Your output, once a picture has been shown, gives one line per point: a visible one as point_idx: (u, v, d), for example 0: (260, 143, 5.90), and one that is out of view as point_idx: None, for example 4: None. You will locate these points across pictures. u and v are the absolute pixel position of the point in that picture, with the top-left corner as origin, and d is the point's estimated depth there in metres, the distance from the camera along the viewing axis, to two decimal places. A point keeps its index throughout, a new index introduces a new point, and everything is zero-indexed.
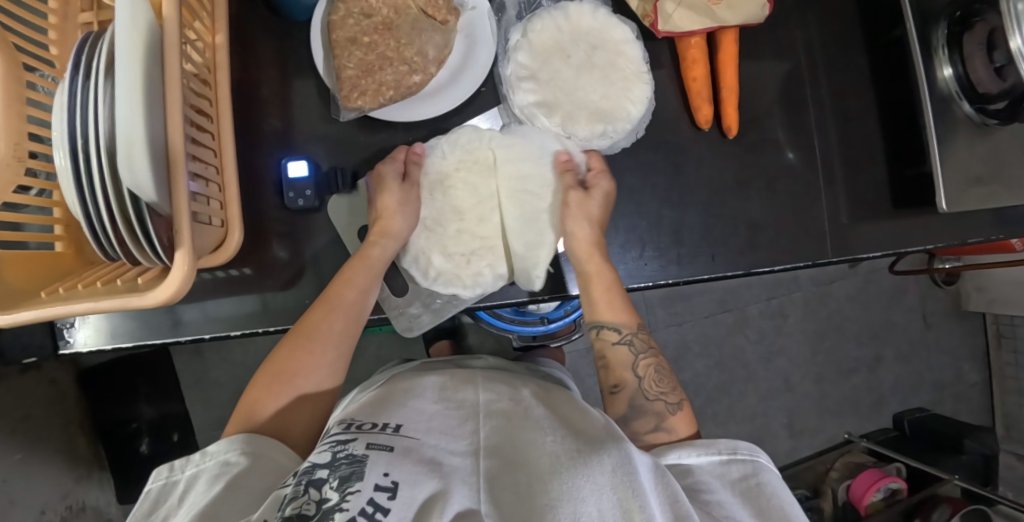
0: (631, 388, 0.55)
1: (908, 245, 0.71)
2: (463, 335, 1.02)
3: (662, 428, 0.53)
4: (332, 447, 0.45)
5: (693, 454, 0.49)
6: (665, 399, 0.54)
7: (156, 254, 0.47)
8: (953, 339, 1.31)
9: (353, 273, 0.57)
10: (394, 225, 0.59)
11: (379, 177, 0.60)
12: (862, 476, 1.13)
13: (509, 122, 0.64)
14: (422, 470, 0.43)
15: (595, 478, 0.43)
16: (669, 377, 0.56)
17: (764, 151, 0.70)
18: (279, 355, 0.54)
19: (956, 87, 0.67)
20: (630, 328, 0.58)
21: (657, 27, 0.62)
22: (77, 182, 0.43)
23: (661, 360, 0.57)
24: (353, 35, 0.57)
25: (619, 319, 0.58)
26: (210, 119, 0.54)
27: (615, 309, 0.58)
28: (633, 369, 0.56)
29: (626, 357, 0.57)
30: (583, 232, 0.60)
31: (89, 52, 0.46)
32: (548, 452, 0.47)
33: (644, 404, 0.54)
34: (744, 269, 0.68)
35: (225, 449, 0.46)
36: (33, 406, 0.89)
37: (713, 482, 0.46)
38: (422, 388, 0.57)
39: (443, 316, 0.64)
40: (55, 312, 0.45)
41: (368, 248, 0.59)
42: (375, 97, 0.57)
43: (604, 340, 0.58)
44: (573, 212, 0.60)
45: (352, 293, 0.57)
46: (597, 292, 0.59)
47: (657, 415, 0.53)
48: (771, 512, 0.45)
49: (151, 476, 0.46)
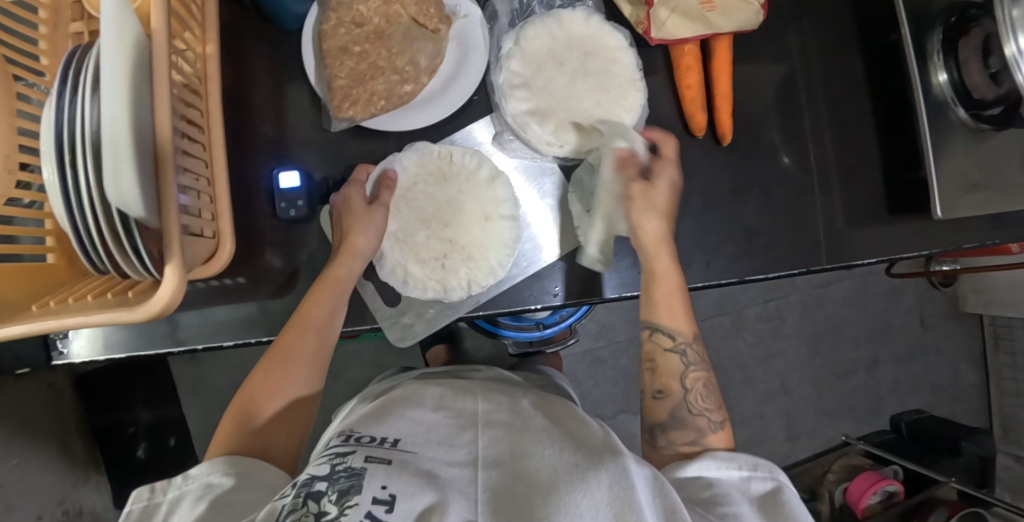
0: (677, 398, 0.55)
1: (903, 251, 0.71)
2: (459, 340, 1.02)
3: (700, 443, 0.54)
4: (332, 459, 0.46)
5: (713, 467, 0.50)
6: (708, 416, 0.55)
7: (145, 268, 0.46)
8: (950, 341, 1.31)
9: (315, 291, 0.57)
10: (359, 241, 0.58)
11: (345, 200, 0.59)
12: (859, 478, 1.12)
13: (502, 130, 0.63)
14: (419, 482, 0.43)
15: (591, 494, 0.43)
16: (715, 394, 0.57)
17: (759, 157, 0.70)
18: (255, 379, 0.54)
19: (951, 93, 0.67)
20: (685, 337, 0.58)
21: (650, 35, 0.62)
22: (65, 196, 0.43)
23: (710, 375, 0.58)
24: (345, 44, 0.57)
25: (676, 325, 0.58)
26: (201, 130, 0.54)
27: (673, 314, 0.58)
28: (681, 379, 0.56)
29: (676, 365, 0.57)
30: (651, 225, 0.58)
31: (78, 65, 0.46)
32: (546, 463, 0.47)
33: (686, 416, 0.55)
34: (738, 276, 0.68)
35: (208, 471, 0.46)
36: (29, 412, 0.89)
37: (734, 495, 0.48)
38: (421, 398, 0.57)
39: (437, 326, 0.63)
40: (45, 327, 0.45)
41: (334, 268, 0.57)
42: (367, 107, 0.57)
43: (656, 343, 0.58)
44: (639, 204, 0.59)
45: (320, 311, 0.57)
46: (660, 292, 0.58)
47: (698, 430, 0.54)
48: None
49: (130, 498, 0.45)
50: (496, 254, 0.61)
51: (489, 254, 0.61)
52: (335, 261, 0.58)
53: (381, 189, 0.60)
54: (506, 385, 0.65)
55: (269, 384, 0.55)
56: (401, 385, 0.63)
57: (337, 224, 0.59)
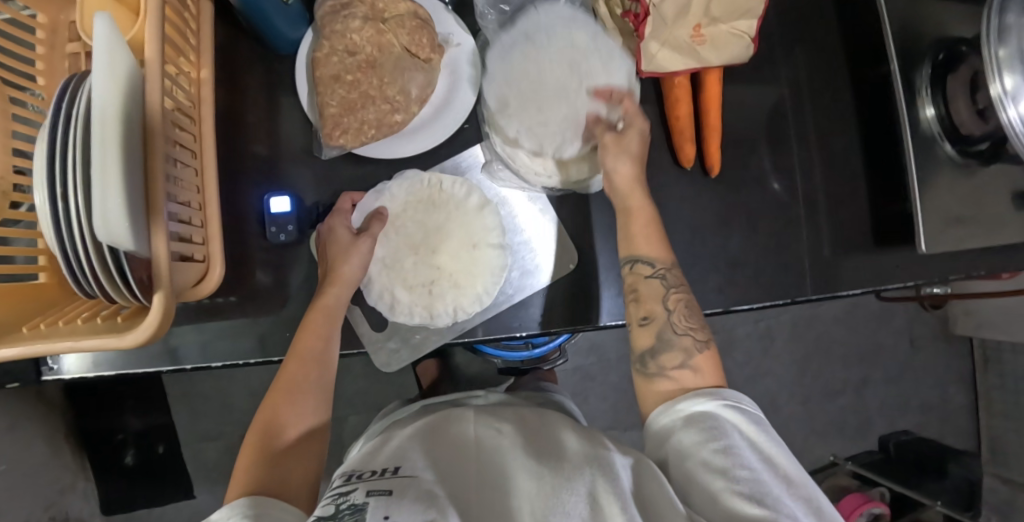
0: (660, 322, 0.57)
1: (888, 282, 0.71)
2: (449, 355, 1.02)
3: (689, 365, 0.55)
4: (335, 500, 0.46)
5: (699, 399, 0.52)
6: (692, 335, 0.56)
7: (132, 294, 0.47)
8: (939, 362, 1.31)
9: (308, 323, 0.57)
10: (344, 270, 0.59)
11: (330, 231, 0.60)
12: (846, 499, 1.13)
13: (491, 159, 0.64)
14: (419, 505, 0.43)
15: (578, 490, 0.45)
16: (698, 314, 0.58)
17: (747, 187, 0.70)
18: (262, 416, 0.55)
19: (938, 129, 0.68)
20: (664, 263, 0.59)
21: (640, 68, 0.62)
22: (57, 225, 0.43)
23: (691, 296, 0.58)
24: (337, 73, 0.57)
25: (653, 253, 0.59)
26: (193, 155, 0.54)
27: (650, 243, 0.59)
28: (663, 303, 0.57)
29: (659, 290, 0.58)
30: (624, 169, 0.59)
31: (72, 93, 0.46)
32: (532, 475, 0.47)
33: (672, 337, 0.56)
34: (724, 306, 0.68)
35: (228, 515, 0.44)
36: (19, 419, 0.89)
37: (722, 424, 0.49)
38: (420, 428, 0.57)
39: (422, 351, 0.63)
40: (36, 350, 0.45)
41: (322, 297, 0.58)
42: (357, 136, 0.58)
43: (638, 273, 0.59)
44: (609, 152, 0.59)
45: (316, 342, 0.57)
46: (636, 227, 0.60)
47: (684, 350, 0.55)
48: (772, 455, 0.48)
49: None
50: (484, 282, 0.62)
51: (478, 281, 0.62)
52: (322, 290, 0.58)
53: (370, 220, 0.62)
54: (504, 407, 0.65)
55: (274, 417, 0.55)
56: (401, 422, 0.63)
57: (324, 254, 0.60)
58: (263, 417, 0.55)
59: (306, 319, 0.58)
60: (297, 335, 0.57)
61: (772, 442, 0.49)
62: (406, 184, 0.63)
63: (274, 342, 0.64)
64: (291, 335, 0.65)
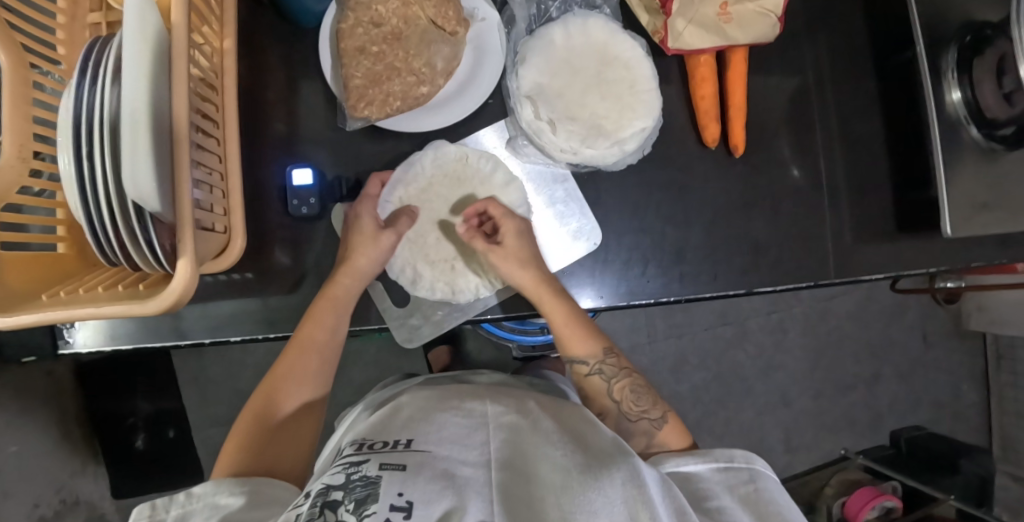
0: (613, 414, 0.60)
1: (910, 268, 0.71)
2: (462, 341, 1.02)
3: (653, 446, 0.57)
4: (346, 469, 0.46)
5: (691, 461, 0.53)
6: (648, 417, 0.59)
7: (157, 261, 0.46)
8: (952, 359, 1.30)
9: (317, 313, 0.58)
10: (361, 262, 0.58)
11: (355, 220, 0.60)
12: (858, 492, 1.12)
13: (515, 134, 0.64)
14: (435, 487, 0.43)
15: (607, 492, 0.44)
16: (647, 393, 0.61)
17: (769, 170, 0.70)
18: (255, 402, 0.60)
19: (965, 112, 0.67)
20: (598, 356, 0.62)
21: (666, 44, 0.62)
22: (83, 192, 0.43)
23: (635, 379, 0.62)
24: (362, 44, 0.57)
25: (586, 351, 0.62)
26: (216, 124, 0.54)
27: (580, 343, 0.61)
28: (610, 396, 0.61)
29: (601, 385, 0.61)
30: (523, 276, 0.59)
31: (98, 54, 0.45)
32: (558, 468, 0.47)
33: (628, 426, 0.59)
34: (747, 288, 0.67)
35: (213, 491, 0.48)
36: (30, 400, 0.89)
37: (714, 487, 0.50)
38: (432, 398, 0.57)
39: (444, 328, 0.64)
40: (53, 316, 0.45)
41: (332, 287, 0.59)
42: (382, 108, 0.57)
43: (577, 372, 0.63)
44: (504, 257, 0.59)
45: (321, 334, 0.59)
46: (561, 326, 0.61)
47: (645, 434, 0.58)
48: (771, 514, 0.48)
49: (132, 515, 0.45)
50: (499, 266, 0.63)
51: (493, 264, 0.63)
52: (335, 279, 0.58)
53: (397, 216, 0.61)
54: (511, 388, 0.65)
55: (279, 392, 0.60)
56: (411, 390, 0.63)
57: (346, 239, 0.60)
58: (266, 396, 0.60)
59: (312, 309, 0.59)
60: (304, 322, 0.59)
61: (771, 502, 0.49)
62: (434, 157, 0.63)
63: (293, 317, 0.64)
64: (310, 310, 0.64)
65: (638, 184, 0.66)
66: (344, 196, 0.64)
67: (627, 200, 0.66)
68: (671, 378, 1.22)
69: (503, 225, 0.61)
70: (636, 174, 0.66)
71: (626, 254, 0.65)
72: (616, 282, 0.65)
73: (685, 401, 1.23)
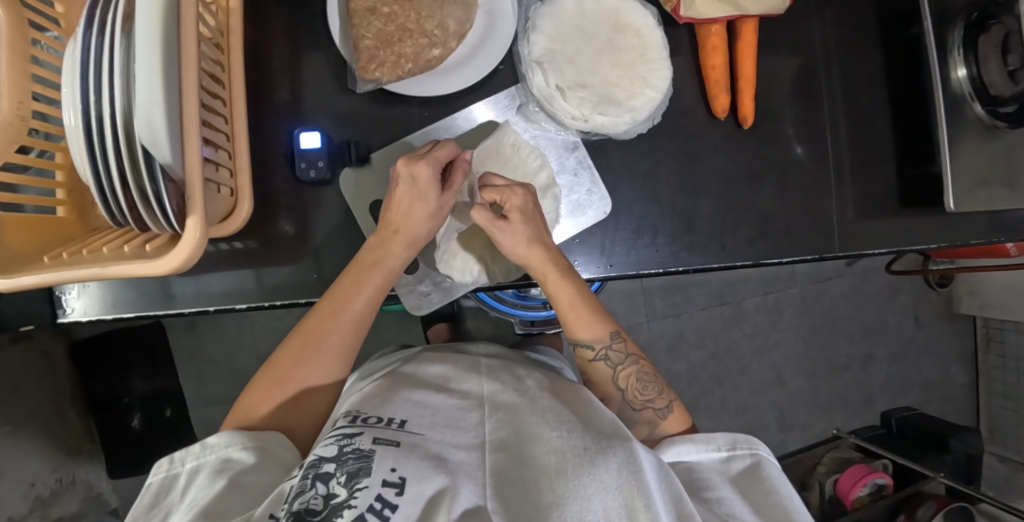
0: (617, 401, 0.59)
1: (913, 243, 0.71)
2: (463, 318, 1.01)
3: (655, 436, 0.55)
4: (338, 441, 0.45)
5: (693, 450, 0.51)
6: (653, 406, 0.57)
7: (167, 222, 0.44)
8: (943, 340, 1.33)
9: (364, 282, 0.58)
10: (416, 232, 0.60)
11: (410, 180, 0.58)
12: (850, 470, 1.14)
13: (525, 101, 0.66)
14: (428, 466, 0.43)
15: (600, 477, 0.43)
16: (654, 382, 0.58)
17: (775, 142, 0.70)
18: (283, 360, 0.55)
19: (969, 88, 0.67)
20: (604, 341, 0.60)
21: (679, 13, 0.63)
22: (91, 140, 0.42)
23: (642, 367, 0.59)
24: (373, 5, 0.59)
25: (592, 336, 0.60)
26: (222, 86, 0.54)
27: (585, 326, 0.60)
28: (614, 382, 0.59)
29: (605, 372, 0.60)
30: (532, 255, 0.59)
31: (103, 5, 0.43)
32: (553, 450, 0.45)
33: (631, 414, 0.57)
34: (753, 260, 0.68)
35: (226, 444, 0.49)
36: (23, 377, 0.86)
37: (714, 478, 0.49)
38: (430, 381, 0.56)
39: (452, 294, 0.69)
40: (58, 277, 0.43)
41: (382, 255, 0.59)
42: (394, 69, 0.60)
43: (581, 356, 0.61)
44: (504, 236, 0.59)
45: (362, 302, 0.58)
46: (565, 313, 0.61)
47: (648, 423, 0.56)
48: (769, 506, 0.47)
49: (151, 470, 0.48)
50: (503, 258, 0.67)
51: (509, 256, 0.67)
52: (387, 246, 0.59)
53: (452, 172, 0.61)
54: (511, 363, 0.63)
55: (309, 336, 0.56)
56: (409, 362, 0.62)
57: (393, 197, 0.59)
58: (297, 335, 0.56)
59: (356, 276, 0.58)
60: (344, 286, 0.58)
61: (776, 488, 0.48)
62: (453, 129, 0.65)
63: (297, 288, 0.63)
64: (317, 278, 0.64)
65: (647, 155, 0.68)
66: (352, 160, 0.64)
67: (636, 171, 0.67)
68: (669, 358, 1.23)
69: (509, 202, 0.59)
70: (643, 144, 0.67)
71: (636, 222, 0.67)
72: (626, 250, 0.66)
73: (683, 381, 1.24)
